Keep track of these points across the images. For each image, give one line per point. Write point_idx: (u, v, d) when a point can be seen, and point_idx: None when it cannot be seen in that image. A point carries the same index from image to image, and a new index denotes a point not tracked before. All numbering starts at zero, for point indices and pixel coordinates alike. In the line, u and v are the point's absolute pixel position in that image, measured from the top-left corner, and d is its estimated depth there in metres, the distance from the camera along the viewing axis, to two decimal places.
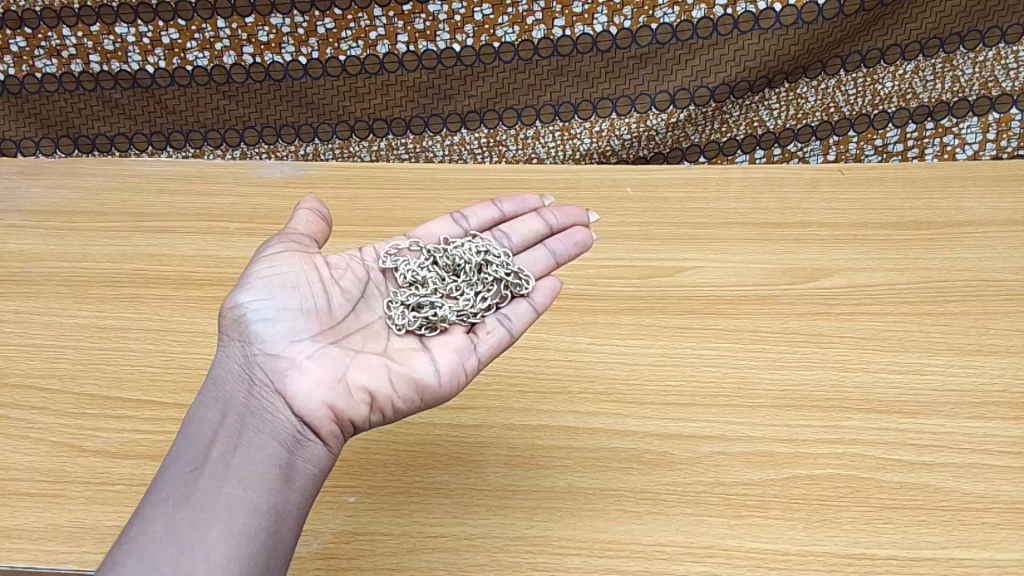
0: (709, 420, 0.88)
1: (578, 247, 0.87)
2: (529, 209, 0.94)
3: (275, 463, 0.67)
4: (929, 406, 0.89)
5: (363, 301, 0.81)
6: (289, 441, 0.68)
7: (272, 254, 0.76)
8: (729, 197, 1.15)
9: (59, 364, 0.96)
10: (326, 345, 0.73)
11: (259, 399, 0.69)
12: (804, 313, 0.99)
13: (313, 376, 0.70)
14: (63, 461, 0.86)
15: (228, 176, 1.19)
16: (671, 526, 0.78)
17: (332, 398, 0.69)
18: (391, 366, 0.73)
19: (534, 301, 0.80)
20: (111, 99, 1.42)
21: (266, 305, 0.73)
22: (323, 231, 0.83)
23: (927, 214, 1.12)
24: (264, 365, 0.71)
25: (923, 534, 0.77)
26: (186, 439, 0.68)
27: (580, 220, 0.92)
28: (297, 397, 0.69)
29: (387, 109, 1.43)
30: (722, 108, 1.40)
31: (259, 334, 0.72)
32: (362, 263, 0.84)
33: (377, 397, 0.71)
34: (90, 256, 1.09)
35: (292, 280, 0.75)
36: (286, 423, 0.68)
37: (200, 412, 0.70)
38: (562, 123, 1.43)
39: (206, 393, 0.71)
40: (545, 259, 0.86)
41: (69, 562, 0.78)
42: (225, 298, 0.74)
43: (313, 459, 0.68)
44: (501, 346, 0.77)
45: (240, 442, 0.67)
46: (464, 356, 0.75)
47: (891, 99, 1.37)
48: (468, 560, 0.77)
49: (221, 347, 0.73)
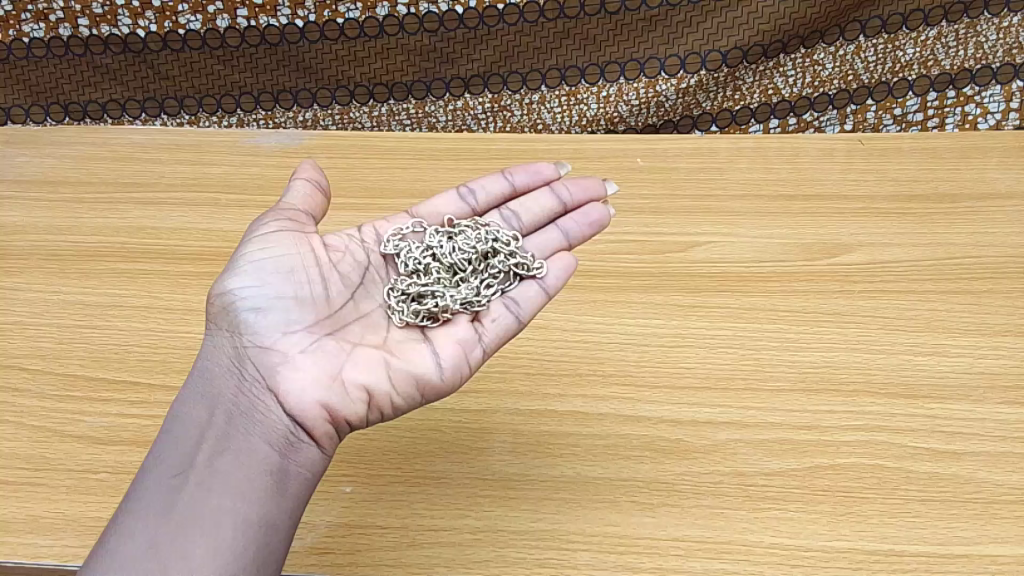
0: (725, 405, 0.83)
1: (594, 227, 0.82)
2: (544, 179, 0.87)
3: (265, 468, 0.63)
4: (957, 391, 0.85)
5: (364, 285, 0.76)
6: (281, 444, 0.64)
7: (265, 234, 0.71)
8: (746, 167, 1.09)
9: (42, 343, 0.92)
10: (321, 338, 0.68)
11: (250, 398, 0.65)
12: (825, 291, 0.94)
13: (307, 373, 0.66)
14: (44, 447, 0.82)
15: (220, 145, 1.14)
16: (686, 519, 0.74)
17: (327, 397, 0.65)
18: (392, 360, 0.68)
19: (544, 281, 0.74)
20: (101, 64, 1.36)
21: (258, 294, 0.68)
22: (321, 205, 0.78)
23: (953, 186, 1.06)
24: (256, 359, 0.67)
25: (956, 529, 0.74)
26: (171, 438, 0.64)
27: (598, 195, 0.85)
28: (289, 396, 0.65)
29: (387, 73, 1.37)
30: (735, 73, 1.33)
31: (250, 324, 0.67)
32: (363, 244, 0.79)
33: (375, 394, 0.66)
34: (75, 228, 1.04)
35: (286, 265, 0.70)
36: (278, 423, 0.65)
37: (187, 407, 0.66)
38: (569, 88, 1.37)
39: (193, 389, 0.67)
40: (557, 240, 0.81)
41: (49, 557, 0.74)
42: (215, 281, 0.70)
43: (306, 463, 0.65)
44: (508, 334, 0.73)
45: (229, 444, 0.63)
46: (468, 347, 0.70)
47: (912, 66, 1.31)
48: (471, 556, 0.73)
49: (211, 335, 0.69)
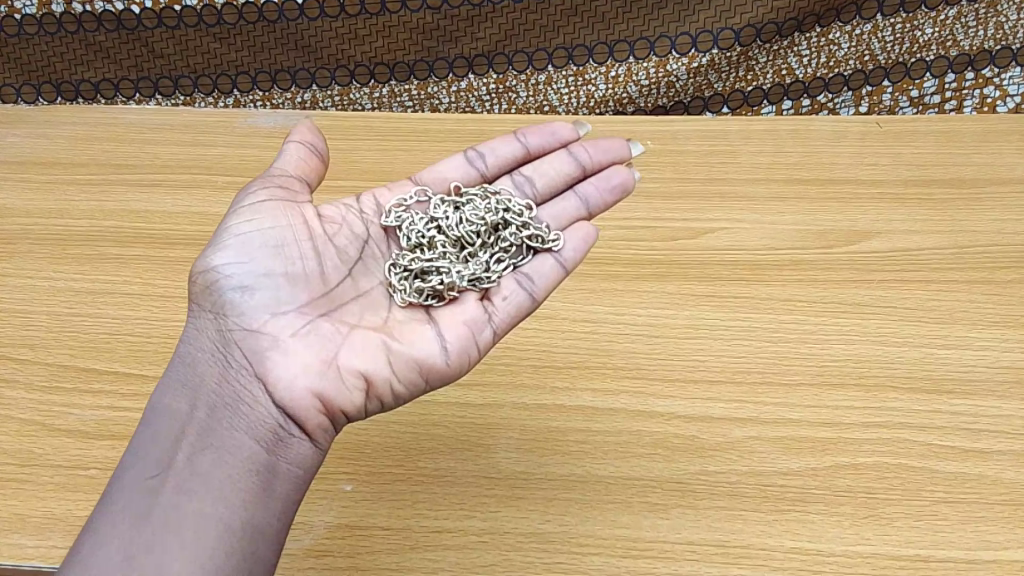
0: (742, 400, 0.80)
1: (616, 193, 0.78)
2: (559, 141, 0.84)
3: (253, 465, 0.60)
4: (983, 386, 0.81)
5: (361, 262, 0.73)
6: (271, 439, 0.61)
7: (253, 207, 0.68)
8: (759, 149, 1.05)
9: (31, 332, 0.88)
10: (314, 320, 0.65)
11: (238, 386, 0.62)
12: (843, 280, 0.90)
13: (298, 360, 0.63)
14: (33, 442, 0.79)
15: (216, 126, 1.10)
16: (701, 522, 0.72)
17: (321, 385, 0.62)
18: (390, 345, 0.65)
19: (560, 256, 0.71)
20: (94, 42, 1.32)
21: (245, 273, 0.65)
22: (317, 169, 0.74)
23: (976, 170, 1.02)
24: (244, 344, 0.64)
25: (983, 533, 0.71)
26: (152, 430, 0.61)
27: (618, 157, 0.83)
28: (280, 384, 0.62)
29: (389, 53, 1.33)
30: (748, 52, 1.29)
31: (237, 306, 0.64)
32: (360, 218, 0.76)
33: (372, 382, 0.63)
34: (65, 211, 1.00)
35: (275, 242, 0.67)
36: (266, 415, 0.62)
37: (171, 396, 0.62)
38: (576, 67, 1.32)
39: (175, 379, 0.63)
40: (576, 208, 0.78)
41: (35, 558, 0.71)
42: (201, 258, 0.67)
43: (297, 458, 0.62)
44: (521, 313, 0.69)
45: (214, 439, 0.60)
46: (476, 328, 0.67)
47: (930, 46, 1.27)
48: (476, 560, 0.70)
49: (196, 316, 0.66)
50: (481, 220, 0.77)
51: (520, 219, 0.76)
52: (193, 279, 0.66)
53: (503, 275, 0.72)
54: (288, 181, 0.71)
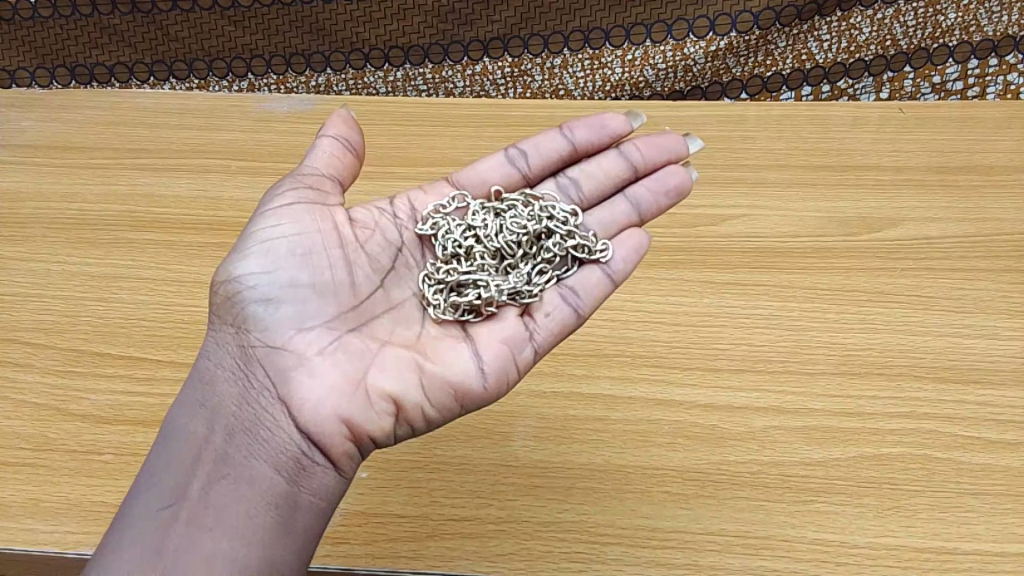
0: (764, 389, 0.79)
1: (671, 196, 0.74)
2: (609, 134, 0.77)
3: (273, 496, 0.59)
4: (1010, 376, 0.80)
5: (394, 271, 0.70)
6: (293, 467, 0.59)
7: (279, 210, 0.65)
8: (777, 137, 1.02)
9: (45, 315, 0.88)
10: (341, 337, 0.63)
11: (260, 409, 0.61)
12: (865, 268, 0.89)
13: (325, 380, 0.60)
14: (48, 426, 0.79)
15: (231, 109, 1.08)
16: (722, 513, 0.71)
17: (348, 409, 0.60)
18: (422, 367, 0.62)
19: (609, 266, 0.69)
20: (107, 25, 1.31)
21: (270, 286, 0.63)
22: (351, 166, 0.70)
23: (1002, 156, 0.99)
24: (268, 360, 0.62)
25: (1009, 525, 0.71)
26: (168, 454, 0.60)
27: (675, 153, 0.76)
28: (304, 408, 0.60)
29: (403, 36, 1.32)
30: (767, 36, 1.27)
31: (261, 319, 0.62)
32: (394, 222, 0.72)
33: (403, 406, 0.61)
34: (80, 195, 1.00)
35: (302, 253, 0.64)
36: (289, 442, 0.60)
37: (189, 416, 0.61)
38: (592, 51, 1.31)
39: (194, 400, 0.62)
40: (626, 214, 0.74)
41: (50, 543, 0.72)
42: (225, 264, 0.64)
43: (319, 488, 0.60)
44: (565, 329, 0.67)
45: (232, 468, 0.59)
46: (514, 348, 0.64)
47: (953, 31, 1.24)
48: (495, 549, 0.70)
49: (218, 327, 0.64)
50: (523, 228, 0.72)
51: (565, 228, 0.71)
52: (215, 287, 0.64)
53: (547, 287, 0.69)
54: (321, 181, 0.68)
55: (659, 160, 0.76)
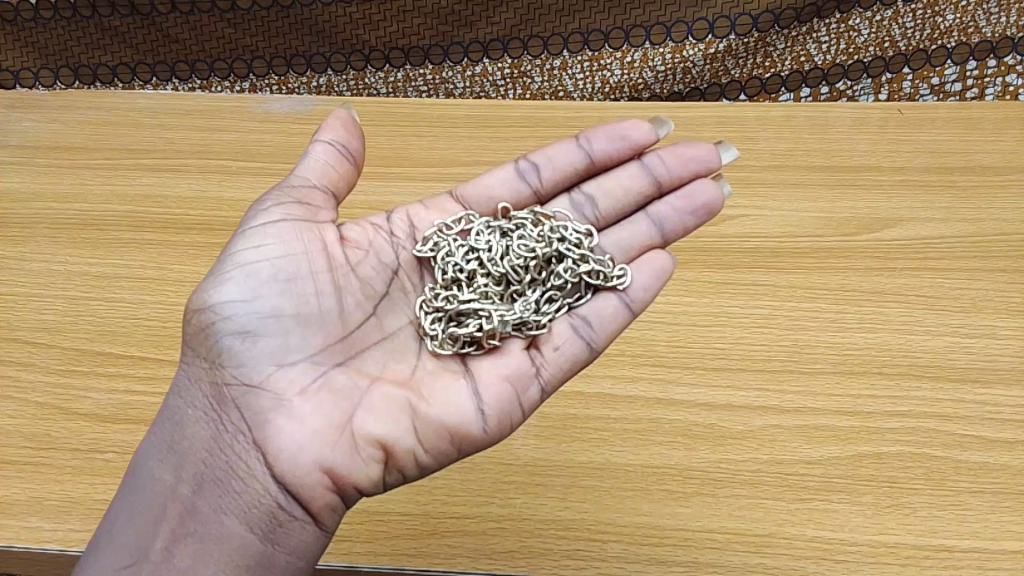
0: (763, 389, 0.79)
1: (696, 214, 0.72)
2: (630, 147, 0.75)
3: (243, 555, 0.58)
4: (1008, 375, 0.80)
5: (387, 298, 0.68)
6: (267, 523, 0.59)
7: (261, 233, 0.63)
8: (776, 138, 1.03)
9: (46, 314, 0.88)
10: (322, 376, 0.61)
11: (235, 455, 0.59)
12: (863, 269, 0.89)
13: (305, 424, 0.59)
14: (51, 425, 0.79)
15: (231, 111, 1.09)
16: (722, 510, 0.72)
17: (330, 455, 0.58)
18: (412, 408, 0.60)
19: (626, 295, 0.67)
20: (109, 26, 1.32)
21: (246, 320, 0.61)
22: (347, 173, 0.68)
23: (1001, 157, 1.00)
24: (245, 401, 0.60)
25: (1007, 523, 0.71)
26: (136, 507, 0.60)
27: (701, 169, 0.75)
28: (281, 455, 0.58)
29: (404, 37, 1.32)
30: (766, 38, 1.28)
31: (239, 355, 0.61)
32: (390, 244, 0.71)
33: (391, 452, 0.59)
34: (81, 195, 1.00)
35: (281, 286, 0.62)
36: (264, 495, 0.58)
37: (160, 464, 0.61)
38: (592, 52, 1.31)
39: (165, 444, 0.61)
40: (649, 234, 0.72)
41: (53, 542, 0.73)
42: (201, 290, 0.63)
43: (293, 542, 0.59)
44: (576, 364, 0.65)
45: (200, 522, 0.58)
46: (519, 387, 0.62)
47: (951, 32, 1.25)
48: (495, 547, 0.70)
49: (194, 361, 0.63)
50: (531, 251, 0.71)
51: (576, 253, 0.70)
52: (190, 317, 0.63)
53: (558, 316, 0.67)
54: (312, 194, 0.66)
55: (684, 175, 0.74)
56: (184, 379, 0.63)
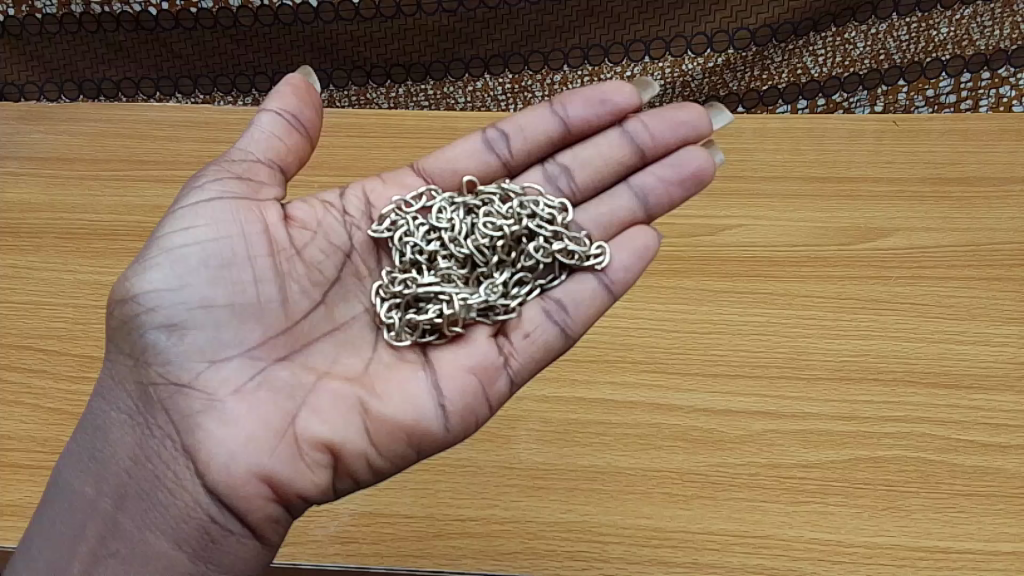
0: (761, 395, 0.81)
1: (681, 184, 0.73)
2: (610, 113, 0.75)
3: (172, 573, 0.58)
4: (1001, 381, 0.82)
5: (338, 284, 0.69)
6: (198, 538, 0.58)
7: (194, 223, 0.64)
8: (772, 149, 1.05)
9: (57, 323, 0.90)
10: (258, 372, 0.61)
11: (163, 460, 0.59)
12: (859, 277, 0.91)
13: (238, 425, 0.58)
14: (63, 430, 0.81)
15: (237, 123, 1.11)
16: (722, 512, 0.73)
17: (269, 458, 0.58)
18: (361, 407, 0.61)
19: (605, 276, 0.68)
20: (114, 42, 1.34)
21: (176, 313, 0.61)
22: (296, 147, 0.70)
23: (993, 168, 1.01)
24: (173, 402, 0.60)
25: (1000, 525, 0.73)
26: (65, 525, 0.61)
27: (685, 135, 0.75)
28: (211, 460, 0.58)
29: (405, 54, 1.35)
30: (763, 52, 1.30)
31: (168, 350, 0.61)
32: (343, 225, 0.71)
33: (337, 454, 0.60)
34: (90, 206, 1.02)
35: (214, 278, 0.62)
36: (194, 508, 0.58)
37: (84, 478, 0.61)
38: (592, 67, 1.33)
39: (92, 454, 0.62)
40: (630, 205, 0.73)
41: None
42: (130, 282, 0.63)
43: (231, 553, 0.60)
44: (546, 353, 0.66)
45: (124, 542, 0.59)
46: (486, 380, 0.63)
47: (946, 46, 1.27)
48: (499, 548, 0.72)
49: (120, 359, 0.63)
50: (497, 230, 0.71)
51: (547, 232, 0.70)
52: (117, 315, 0.63)
53: (529, 299, 0.68)
54: (255, 168, 0.68)
55: (669, 139, 0.74)
56: (112, 377, 0.63)
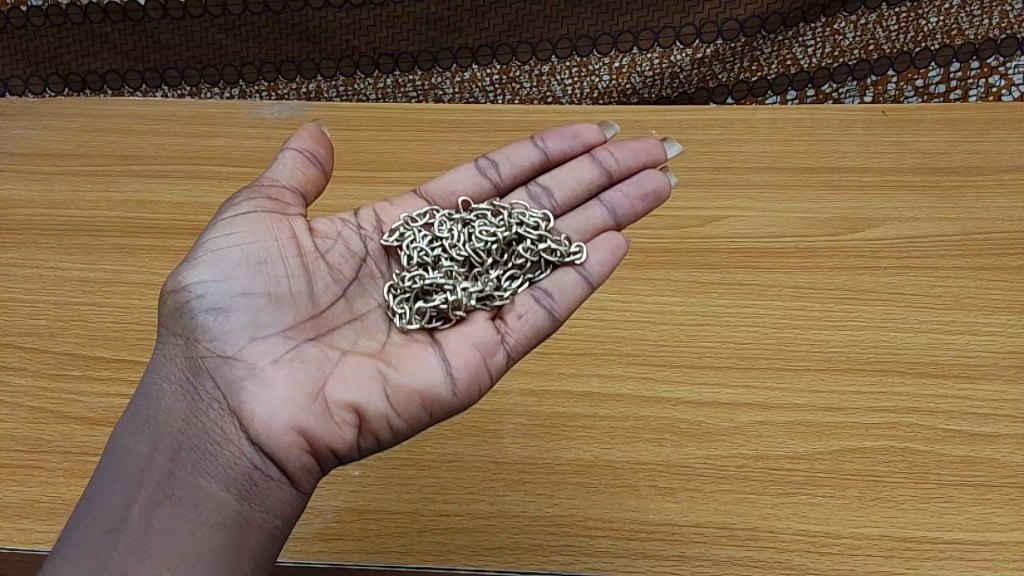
0: (749, 386, 0.80)
1: (648, 199, 0.73)
2: (586, 143, 0.79)
3: (222, 516, 0.56)
4: (990, 370, 0.81)
5: (358, 281, 0.68)
6: (244, 483, 0.57)
7: (233, 221, 0.64)
8: (759, 139, 1.06)
9: (37, 320, 0.88)
10: (295, 344, 0.61)
11: (210, 423, 0.58)
12: (848, 267, 0.91)
13: (279, 391, 0.58)
14: (41, 428, 0.79)
15: (220, 116, 1.11)
16: (709, 505, 0.72)
17: (305, 419, 0.57)
18: (387, 373, 0.60)
19: (586, 269, 0.67)
20: (99, 33, 1.33)
21: (220, 291, 0.61)
22: (316, 180, 0.69)
23: (980, 159, 1.03)
24: (218, 371, 0.59)
25: (990, 515, 0.71)
26: (115, 480, 0.59)
27: (652, 158, 0.77)
28: (257, 417, 0.57)
29: (393, 43, 1.34)
30: (753, 43, 1.30)
31: (212, 329, 0.60)
32: (361, 231, 0.71)
33: (363, 415, 0.58)
34: (72, 202, 1.01)
35: (255, 258, 0.62)
36: (240, 458, 0.57)
37: (134, 438, 0.60)
38: (580, 58, 1.33)
39: (141, 416, 0.60)
40: (601, 217, 0.73)
41: (44, 542, 0.72)
42: (177, 274, 0.63)
43: (274, 508, 0.58)
44: (541, 333, 0.65)
45: (177, 488, 0.57)
46: (487, 354, 0.62)
47: (935, 35, 1.27)
48: (485, 544, 0.71)
49: (168, 340, 0.62)
50: (492, 235, 0.71)
51: (537, 233, 0.70)
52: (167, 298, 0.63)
53: (519, 291, 0.67)
54: (281, 193, 0.67)
55: (637, 164, 0.76)
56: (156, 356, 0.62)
